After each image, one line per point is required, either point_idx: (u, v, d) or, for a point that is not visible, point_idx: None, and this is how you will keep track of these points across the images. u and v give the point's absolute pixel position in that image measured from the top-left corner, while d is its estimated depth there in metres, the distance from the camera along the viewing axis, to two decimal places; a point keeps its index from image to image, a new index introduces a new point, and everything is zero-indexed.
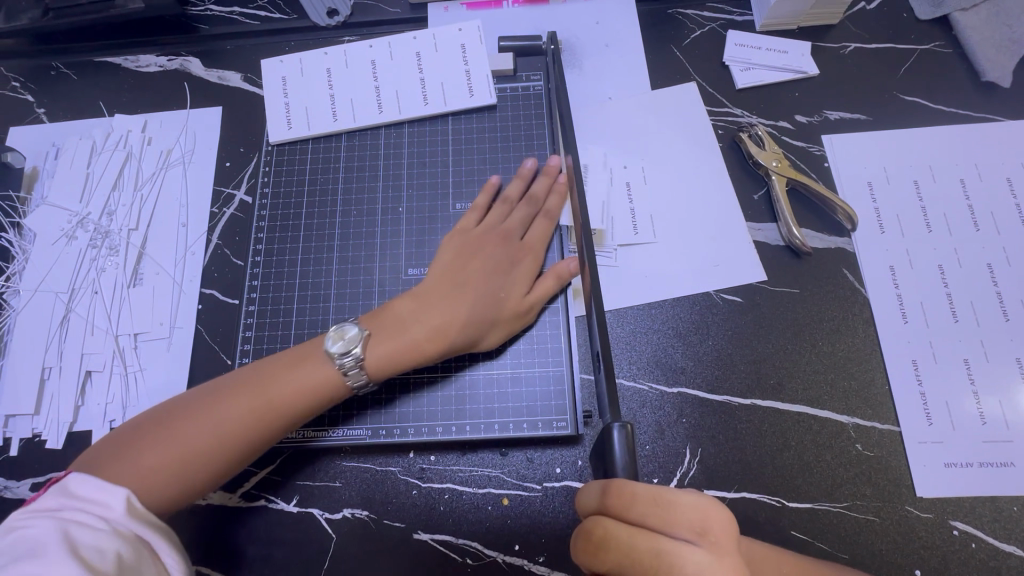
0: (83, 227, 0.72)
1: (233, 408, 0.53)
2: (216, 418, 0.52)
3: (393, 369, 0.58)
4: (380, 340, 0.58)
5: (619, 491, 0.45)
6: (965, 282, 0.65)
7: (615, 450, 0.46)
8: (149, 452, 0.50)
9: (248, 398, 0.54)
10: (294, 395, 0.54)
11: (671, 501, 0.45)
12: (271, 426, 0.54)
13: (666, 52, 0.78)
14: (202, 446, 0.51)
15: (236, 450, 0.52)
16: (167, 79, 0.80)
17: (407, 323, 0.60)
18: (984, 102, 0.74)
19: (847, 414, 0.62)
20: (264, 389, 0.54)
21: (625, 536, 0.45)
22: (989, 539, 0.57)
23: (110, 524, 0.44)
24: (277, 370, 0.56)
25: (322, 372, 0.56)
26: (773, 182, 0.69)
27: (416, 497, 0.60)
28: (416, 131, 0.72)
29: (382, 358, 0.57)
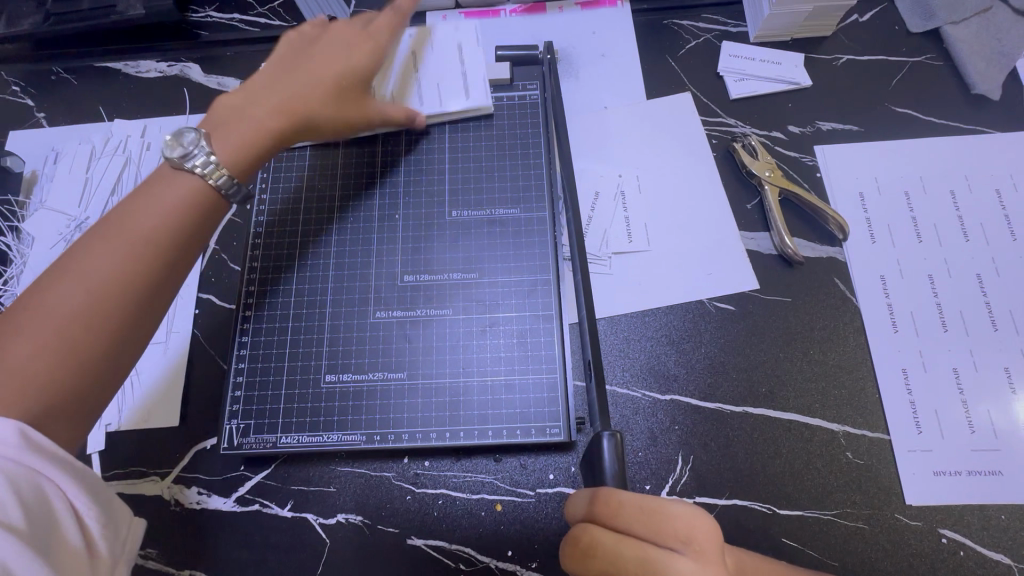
0: (81, 231, 0.72)
1: (103, 278, 0.47)
2: (91, 275, 0.47)
3: (251, 163, 0.57)
4: (216, 135, 0.56)
5: (607, 498, 0.46)
6: (955, 292, 0.66)
7: (607, 459, 0.48)
8: (12, 343, 0.43)
9: (124, 239, 0.49)
10: (171, 210, 0.51)
11: (658, 509, 0.46)
12: (161, 256, 0.50)
13: (661, 62, 0.79)
14: (85, 319, 0.45)
15: (133, 289, 0.48)
16: (167, 84, 0.80)
17: (232, 114, 0.58)
18: (974, 114, 0.75)
19: (837, 422, 0.62)
20: (137, 216, 0.50)
21: (613, 544, 0.45)
22: (977, 547, 0.57)
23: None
24: (136, 201, 0.51)
25: (181, 182, 0.53)
26: (766, 192, 0.70)
27: (411, 502, 0.61)
28: (414, 138, 0.72)
29: (239, 146, 0.56)
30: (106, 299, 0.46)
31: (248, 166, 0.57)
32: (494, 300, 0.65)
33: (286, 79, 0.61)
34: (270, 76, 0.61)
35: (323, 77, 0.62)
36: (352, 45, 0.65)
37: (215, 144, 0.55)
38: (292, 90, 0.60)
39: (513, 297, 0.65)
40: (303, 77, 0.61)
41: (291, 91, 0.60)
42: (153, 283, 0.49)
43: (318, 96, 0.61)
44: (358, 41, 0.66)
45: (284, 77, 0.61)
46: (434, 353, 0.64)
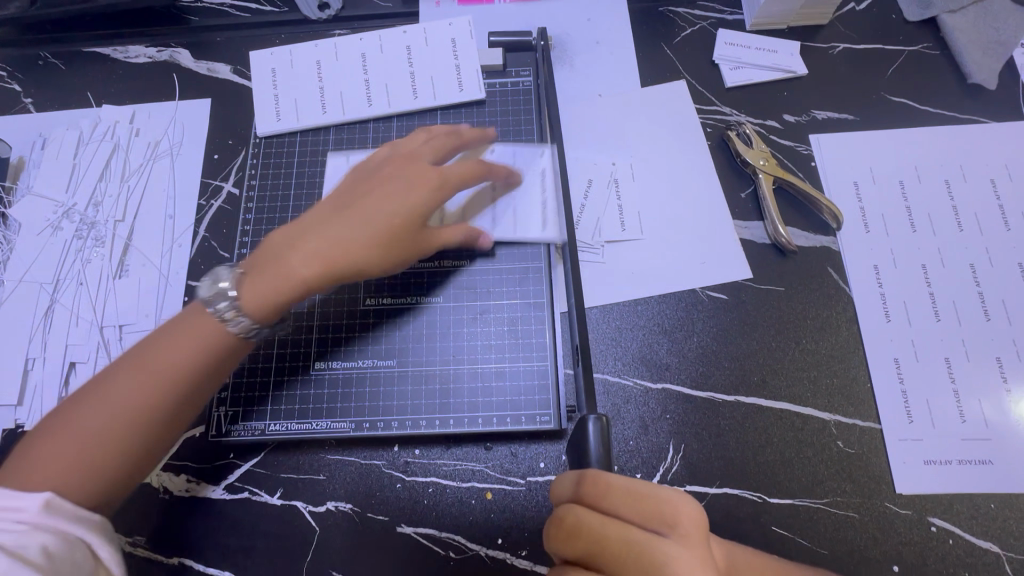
0: (69, 217, 0.71)
1: (134, 392, 0.48)
2: (116, 400, 0.48)
3: (279, 306, 0.53)
4: (254, 275, 0.54)
5: (594, 480, 0.46)
6: (948, 282, 0.66)
7: (591, 441, 0.49)
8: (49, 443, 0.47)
9: (153, 369, 0.49)
10: (204, 336, 0.51)
11: (644, 492, 0.46)
12: (188, 376, 0.50)
13: (656, 50, 0.79)
14: (105, 432, 0.47)
15: (153, 412, 0.49)
16: (156, 70, 0.79)
17: (277, 244, 0.55)
18: (970, 104, 0.74)
19: (829, 412, 0.62)
20: (175, 337, 0.51)
21: (597, 524, 0.45)
22: (967, 536, 0.57)
23: (27, 522, 0.42)
24: (179, 323, 0.52)
25: (210, 330, 0.51)
26: (760, 180, 0.70)
27: (400, 491, 0.60)
28: (405, 125, 0.72)
29: (268, 293, 0.53)
30: (127, 423, 0.48)
31: (275, 310, 0.53)
32: (485, 288, 0.65)
33: (330, 224, 0.55)
34: (324, 215, 0.57)
35: (370, 219, 0.55)
36: (409, 186, 0.57)
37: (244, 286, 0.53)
38: (331, 239, 0.54)
39: (504, 286, 0.65)
40: (350, 222, 0.55)
41: (325, 241, 0.54)
42: (173, 404, 0.49)
43: (355, 246, 0.54)
44: (413, 179, 0.58)
45: (329, 222, 0.55)
46: (424, 341, 0.64)
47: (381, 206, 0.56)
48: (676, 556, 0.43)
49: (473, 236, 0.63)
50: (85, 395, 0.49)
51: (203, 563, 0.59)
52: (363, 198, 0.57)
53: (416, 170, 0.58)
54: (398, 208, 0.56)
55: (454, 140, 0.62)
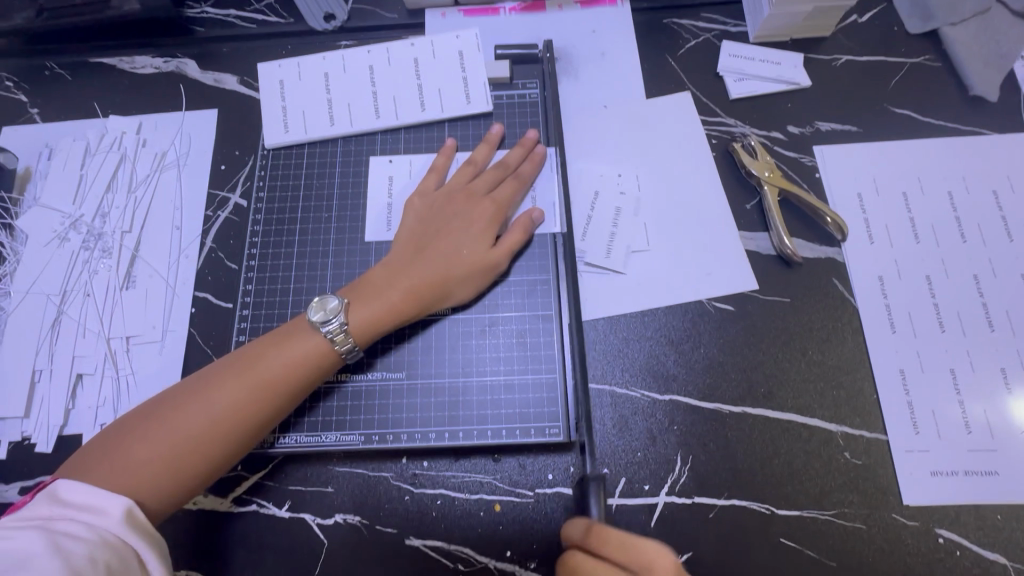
0: (76, 229, 0.71)
1: (227, 397, 0.53)
2: (215, 404, 0.52)
3: (380, 333, 0.59)
4: (356, 303, 0.59)
5: (601, 535, 0.51)
6: (953, 294, 0.66)
7: (592, 502, 0.54)
8: (143, 439, 0.51)
9: (249, 377, 0.54)
10: (289, 366, 0.55)
11: (634, 543, 0.50)
12: (271, 403, 0.54)
13: (661, 61, 0.79)
14: (193, 445, 0.51)
15: (237, 433, 0.53)
16: (163, 80, 0.80)
17: (375, 277, 0.61)
18: (971, 116, 0.75)
19: (835, 423, 0.62)
20: (265, 362, 0.55)
21: (591, 568, 0.50)
22: (974, 547, 0.58)
23: (100, 532, 0.45)
24: (271, 348, 0.56)
25: (308, 346, 0.56)
26: (765, 192, 0.70)
27: (409, 503, 0.60)
28: (413, 136, 0.72)
29: (372, 321, 0.58)
30: (217, 426, 0.52)
31: (377, 336, 0.59)
32: (494, 299, 0.65)
33: (416, 260, 0.61)
34: (407, 249, 0.63)
35: (444, 254, 0.62)
36: (473, 221, 0.64)
37: (350, 313, 0.58)
38: (422, 274, 0.60)
39: (512, 297, 0.65)
40: (433, 256, 0.61)
41: (417, 274, 0.60)
42: (255, 428, 0.54)
43: (434, 277, 0.60)
44: (475, 213, 0.64)
45: (415, 257, 0.62)
46: (433, 353, 0.64)
47: (454, 241, 0.62)
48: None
49: (528, 227, 0.65)
50: (178, 405, 0.53)
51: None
52: (437, 234, 0.63)
53: (477, 203, 0.65)
54: (470, 242, 0.63)
55: (504, 172, 0.67)
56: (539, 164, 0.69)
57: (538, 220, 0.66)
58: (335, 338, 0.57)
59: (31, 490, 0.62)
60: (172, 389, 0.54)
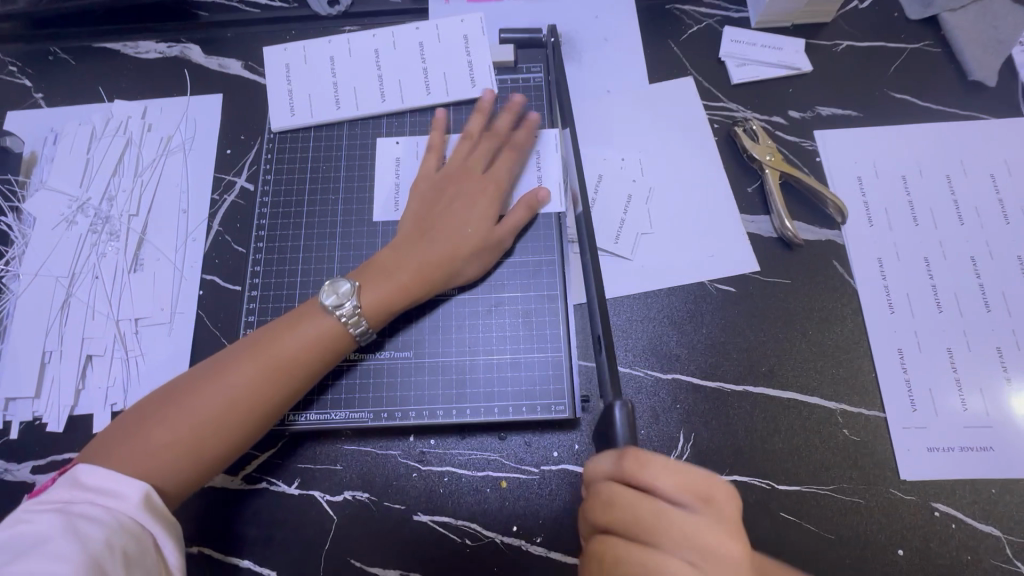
0: (83, 212, 0.72)
1: (241, 381, 0.54)
2: (229, 387, 0.53)
3: (390, 314, 0.60)
4: (367, 285, 0.60)
5: (636, 456, 0.46)
6: (950, 275, 0.67)
7: (618, 419, 0.48)
8: (159, 423, 0.52)
9: (262, 361, 0.55)
10: (302, 350, 0.56)
11: (676, 468, 0.46)
12: (285, 386, 0.55)
13: (663, 46, 0.80)
14: (209, 429, 0.52)
15: (253, 416, 0.54)
16: (167, 65, 0.80)
17: (384, 259, 0.62)
18: (970, 100, 0.76)
19: (835, 401, 0.64)
20: (276, 346, 0.56)
21: (633, 497, 0.46)
22: (969, 520, 0.59)
23: (118, 515, 0.46)
24: (282, 331, 0.57)
25: (319, 329, 0.57)
26: (767, 175, 0.71)
27: (417, 479, 0.61)
28: (418, 120, 0.73)
29: (383, 303, 0.59)
30: (232, 409, 0.53)
31: (388, 317, 0.60)
32: (500, 281, 0.66)
33: (422, 240, 0.62)
34: (414, 230, 0.63)
35: (449, 234, 0.62)
36: (478, 201, 0.64)
37: (362, 294, 0.59)
38: (428, 253, 0.61)
39: (517, 279, 0.66)
40: (438, 236, 0.62)
41: (424, 256, 0.61)
42: (270, 411, 0.55)
43: (440, 257, 0.61)
44: (480, 194, 0.65)
45: (421, 238, 0.62)
46: (440, 333, 0.65)
47: (460, 220, 0.63)
48: (705, 529, 0.45)
49: (534, 204, 0.65)
50: (193, 388, 0.53)
51: (222, 552, 0.60)
52: (442, 214, 0.64)
53: (482, 185, 0.66)
54: (475, 222, 0.63)
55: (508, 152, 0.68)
56: (544, 144, 0.69)
57: (545, 199, 0.66)
58: (347, 320, 0.57)
59: (43, 468, 0.63)
60: (186, 374, 0.55)
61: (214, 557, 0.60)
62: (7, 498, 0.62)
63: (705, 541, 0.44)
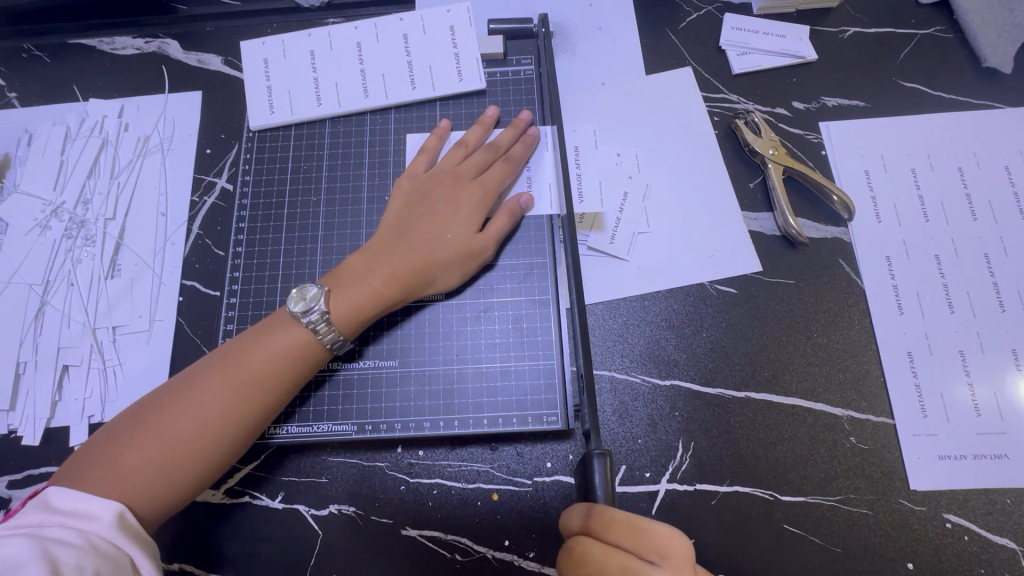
0: (57, 216, 0.69)
1: (213, 395, 0.51)
2: (202, 402, 0.51)
3: (364, 322, 0.57)
4: (337, 291, 0.57)
5: (600, 514, 0.45)
6: (962, 273, 0.64)
7: (596, 479, 0.47)
8: (129, 444, 0.49)
9: (235, 373, 0.52)
10: (276, 361, 0.54)
11: (642, 525, 0.45)
12: (261, 400, 0.53)
13: (660, 35, 0.76)
14: (181, 449, 0.50)
15: (228, 431, 0.51)
16: (144, 62, 0.77)
17: (356, 263, 0.59)
18: (984, 88, 0.72)
19: (841, 407, 0.61)
20: (250, 357, 0.53)
21: (598, 555, 0.44)
22: (983, 532, 0.56)
23: (91, 537, 0.44)
24: (256, 341, 0.54)
25: (294, 339, 0.55)
26: (770, 171, 0.68)
27: (405, 493, 0.59)
28: (403, 117, 0.69)
29: (355, 309, 0.56)
30: (205, 424, 0.50)
31: (361, 324, 0.58)
32: (489, 284, 0.63)
33: (399, 244, 0.59)
34: (391, 233, 0.60)
35: (429, 241, 0.59)
36: (460, 205, 0.61)
37: (332, 300, 0.56)
38: (404, 259, 0.58)
39: (507, 282, 0.63)
40: (416, 241, 0.59)
41: (401, 261, 0.58)
42: (245, 427, 0.52)
43: (420, 265, 0.58)
44: (463, 197, 0.62)
45: (399, 243, 0.59)
46: (427, 340, 0.62)
47: (439, 224, 0.60)
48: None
49: (515, 211, 0.62)
50: (164, 405, 0.51)
51: (204, 569, 0.58)
52: (422, 219, 0.60)
53: (465, 187, 0.62)
54: (456, 227, 0.60)
55: (495, 153, 0.64)
56: (532, 145, 0.65)
57: (525, 206, 0.63)
58: (319, 329, 0.55)
59: (20, 483, 0.60)
60: (157, 390, 0.53)
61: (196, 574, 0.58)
62: None
63: None
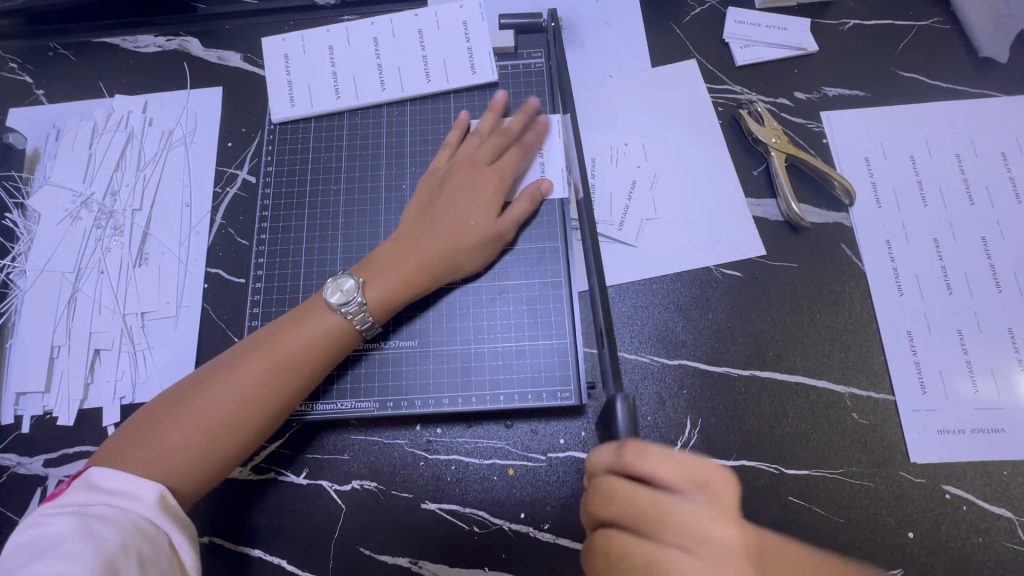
0: (87, 207, 0.72)
1: (250, 379, 0.54)
2: (239, 386, 0.53)
3: (395, 307, 0.60)
4: (370, 281, 0.59)
5: (631, 447, 0.44)
6: (960, 255, 0.66)
7: (619, 414, 0.46)
8: (171, 424, 0.52)
9: (269, 358, 0.55)
10: (308, 346, 0.56)
11: (675, 455, 0.45)
12: (293, 383, 0.55)
13: (666, 29, 0.78)
14: (218, 429, 0.52)
15: (264, 412, 0.54)
16: (166, 59, 0.79)
17: (384, 254, 0.61)
18: (980, 77, 0.74)
19: (843, 384, 0.63)
20: (284, 342, 0.56)
21: (632, 489, 0.44)
22: (980, 502, 0.59)
23: (133, 517, 0.46)
24: (288, 328, 0.57)
25: (324, 325, 0.57)
26: (772, 158, 0.70)
27: (424, 468, 0.62)
28: (418, 109, 0.72)
29: (387, 298, 0.59)
30: (244, 406, 0.53)
31: (393, 310, 0.60)
32: (504, 269, 0.66)
33: (424, 233, 0.62)
34: (415, 220, 0.63)
35: (451, 227, 0.62)
36: (478, 191, 0.64)
37: (366, 289, 0.59)
38: (430, 246, 0.61)
39: (520, 266, 0.66)
40: (439, 229, 0.62)
41: (426, 250, 0.61)
42: (279, 408, 0.55)
43: (444, 249, 0.61)
44: (480, 184, 0.64)
45: (422, 230, 0.62)
46: (443, 322, 0.65)
47: (459, 210, 0.63)
48: (705, 515, 0.42)
49: (536, 196, 0.65)
50: (203, 388, 0.53)
51: (234, 542, 0.60)
52: (443, 206, 0.63)
53: (482, 174, 0.65)
54: (475, 214, 0.63)
55: (507, 141, 0.67)
56: (541, 133, 0.68)
57: (546, 190, 0.66)
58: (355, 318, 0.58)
59: (56, 462, 0.63)
60: (195, 373, 0.55)
61: (226, 547, 0.60)
62: (21, 492, 0.62)
63: (706, 527, 0.42)
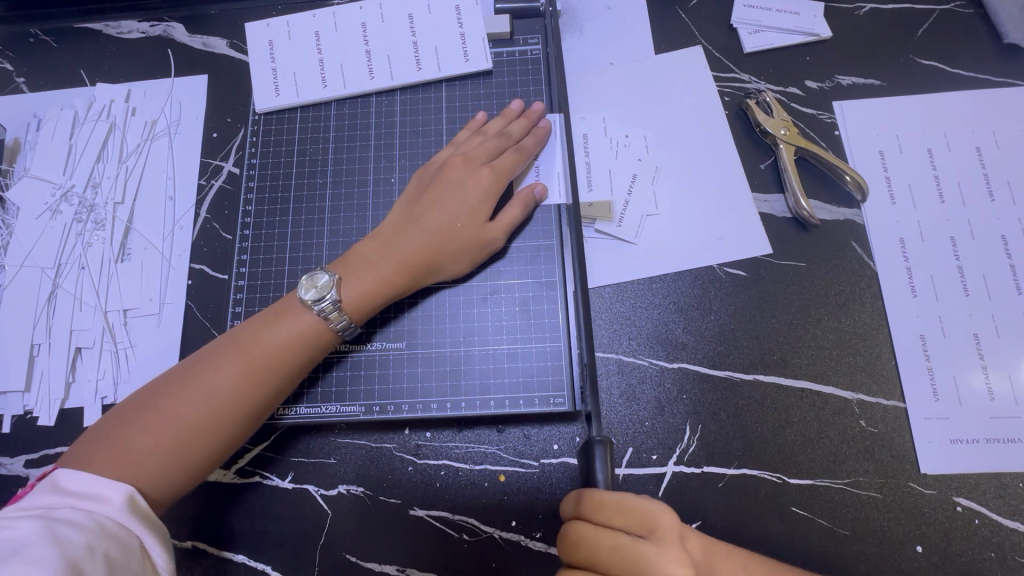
0: (67, 200, 0.70)
1: (223, 381, 0.52)
2: (212, 387, 0.51)
3: (375, 307, 0.58)
4: (347, 278, 0.57)
5: (590, 498, 0.45)
6: (978, 255, 0.63)
7: (598, 466, 0.46)
8: (142, 426, 0.50)
9: (244, 359, 0.53)
10: (284, 346, 0.54)
11: (632, 503, 0.45)
12: (269, 385, 0.53)
13: (670, 13, 0.74)
14: (191, 432, 0.50)
15: (239, 415, 0.52)
16: (150, 46, 0.76)
17: (365, 250, 0.59)
18: (1004, 65, 0.70)
19: (851, 390, 0.60)
20: (260, 342, 0.54)
21: (591, 538, 0.45)
22: (993, 515, 0.56)
23: (101, 520, 0.45)
24: (265, 327, 0.55)
25: (301, 325, 0.55)
26: (781, 152, 0.66)
27: (412, 474, 0.60)
28: (409, 98, 0.69)
29: (366, 296, 0.57)
30: (217, 408, 0.51)
31: (372, 309, 0.58)
32: (497, 267, 0.63)
33: (407, 231, 0.59)
34: (400, 219, 0.60)
35: (438, 228, 0.59)
36: (468, 191, 0.60)
37: (343, 287, 0.56)
38: (413, 246, 0.58)
39: (513, 264, 0.63)
40: (424, 229, 0.59)
41: (409, 248, 0.58)
42: (254, 411, 0.53)
43: (428, 252, 0.58)
44: (472, 183, 0.61)
45: (407, 229, 0.59)
46: (433, 323, 0.62)
47: (446, 211, 0.60)
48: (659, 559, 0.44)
49: (528, 201, 0.62)
50: (175, 389, 0.51)
51: (217, 546, 0.59)
52: (430, 204, 0.60)
53: (474, 172, 0.61)
54: (464, 215, 0.60)
55: (507, 141, 0.63)
56: (542, 137, 0.65)
57: (540, 195, 0.63)
58: (331, 317, 0.55)
59: (37, 463, 0.62)
60: (168, 373, 0.53)
61: (209, 551, 0.59)
62: None
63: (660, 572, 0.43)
